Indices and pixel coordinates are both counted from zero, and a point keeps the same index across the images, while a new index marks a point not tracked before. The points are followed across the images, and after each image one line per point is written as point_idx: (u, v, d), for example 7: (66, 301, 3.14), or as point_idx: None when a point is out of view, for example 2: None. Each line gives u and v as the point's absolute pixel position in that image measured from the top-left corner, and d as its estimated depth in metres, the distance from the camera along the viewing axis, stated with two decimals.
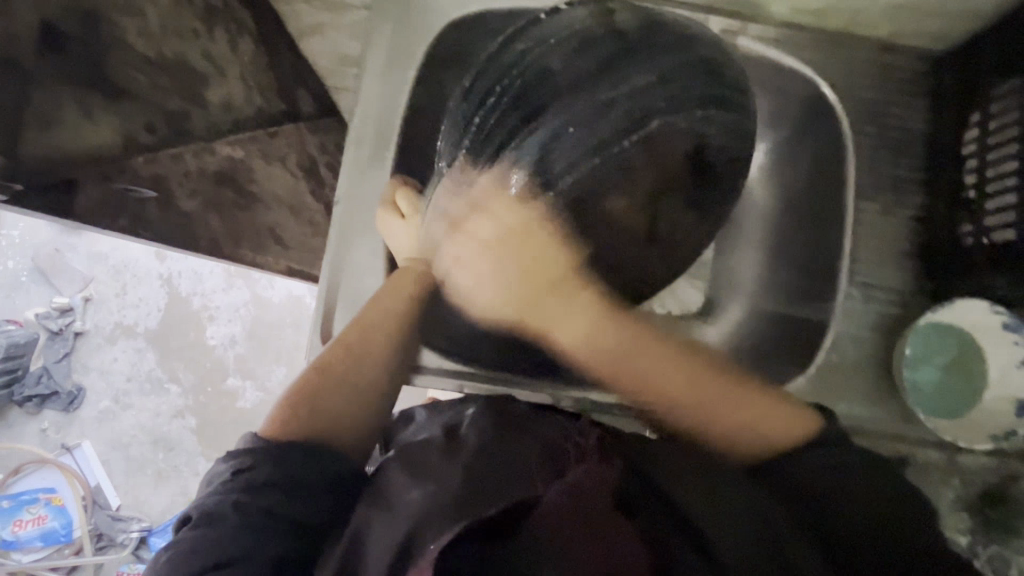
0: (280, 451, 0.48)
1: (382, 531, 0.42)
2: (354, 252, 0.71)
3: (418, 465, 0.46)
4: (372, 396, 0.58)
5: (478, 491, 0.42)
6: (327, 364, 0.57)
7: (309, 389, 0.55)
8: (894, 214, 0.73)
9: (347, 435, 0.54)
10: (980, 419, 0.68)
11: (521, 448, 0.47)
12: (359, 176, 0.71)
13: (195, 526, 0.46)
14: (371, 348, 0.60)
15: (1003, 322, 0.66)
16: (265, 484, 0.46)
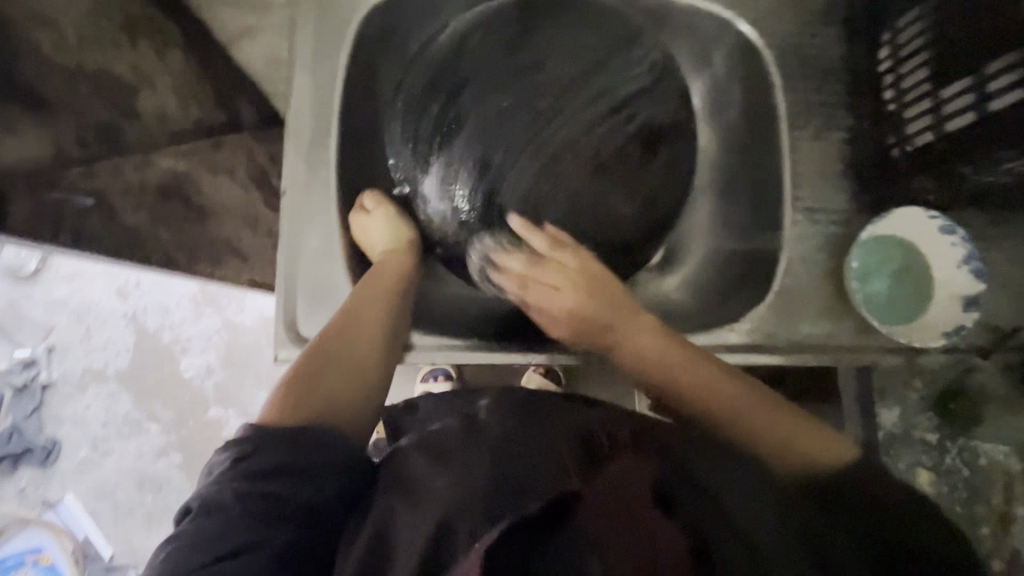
0: (287, 438, 0.46)
1: (409, 521, 0.43)
2: (310, 243, 0.68)
3: (440, 455, 0.48)
4: (362, 377, 0.55)
5: (509, 488, 0.43)
6: (314, 350, 0.55)
7: (298, 373, 0.52)
8: (826, 138, 0.74)
9: (340, 415, 0.51)
10: (940, 318, 0.71)
11: (544, 434, 0.48)
12: (305, 159, 0.68)
13: (196, 518, 0.42)
14: (360, 337, 0.58)
15: (938, 225, 0.70)
16: (273, 469, 0.44)
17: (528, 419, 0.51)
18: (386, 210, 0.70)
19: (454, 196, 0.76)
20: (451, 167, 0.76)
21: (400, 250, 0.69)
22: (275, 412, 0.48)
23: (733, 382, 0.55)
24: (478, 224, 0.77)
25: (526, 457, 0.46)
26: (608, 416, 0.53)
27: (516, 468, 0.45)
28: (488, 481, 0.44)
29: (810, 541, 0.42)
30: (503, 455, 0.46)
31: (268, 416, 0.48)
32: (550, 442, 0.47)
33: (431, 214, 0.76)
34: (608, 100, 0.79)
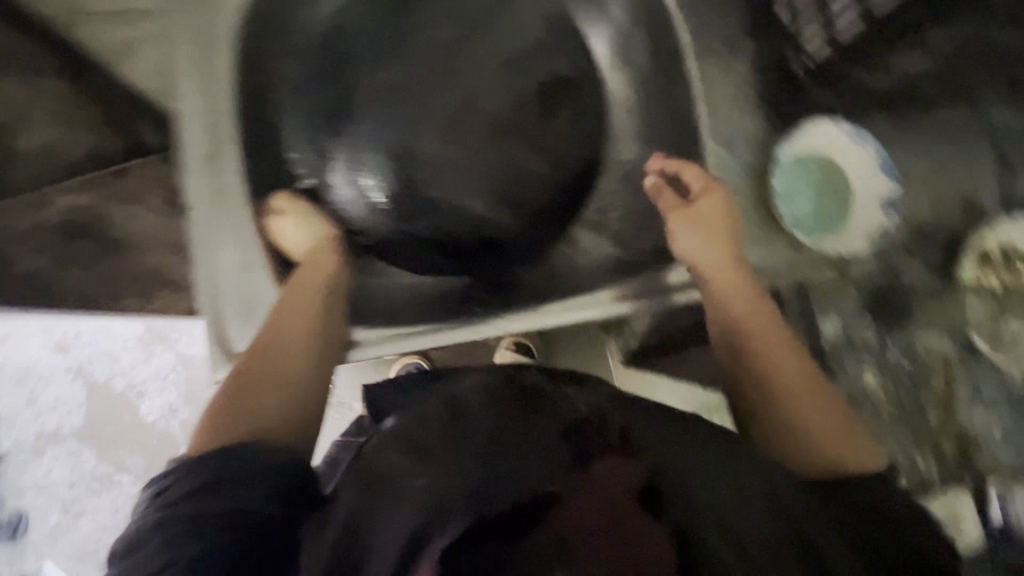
0: (203, 460, 0.43)
1: (389, 525, 0.42)
2: (225, 256, 0.65)
3: (420, 454, 0.47)
4: (298, 390, 0.52)
5: (493, 483, 0.43)
6: (238, 372, 0.53)
7: (225, 398, 0.50)
8: (734, 67, 0.73)
9: (281, 434, 0.48)
10: (861, 222, 0.74)
11: (528, 428, 0.49)
12: (202, 171, 0.64)
13: (118, 559, 0.40)
14: (286, 347, 0.56)
15: (848, 134, 0.73)
16: (193, 492, 0.42)
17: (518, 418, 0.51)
18: (302, 208, 0.68)
19: (362, 182, 0.74)
20: (361, 156, 0.74)
21: (319, 250, 0.67)
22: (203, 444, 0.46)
23: (800, 369, 0.55)
24: (393, 206, 0.76)
25: (515, 454, 0.46)
26: (597, 404, 0.54)
27: (500, 466, 0.45)
28: (475, 479, 0.44)
29: (785, 533, 0.43)
30: (493, 453, 0.47)
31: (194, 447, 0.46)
32: (537, 439, 0.48)
33: (348, 206, 0.75)
34: (501, 54, 0.78)
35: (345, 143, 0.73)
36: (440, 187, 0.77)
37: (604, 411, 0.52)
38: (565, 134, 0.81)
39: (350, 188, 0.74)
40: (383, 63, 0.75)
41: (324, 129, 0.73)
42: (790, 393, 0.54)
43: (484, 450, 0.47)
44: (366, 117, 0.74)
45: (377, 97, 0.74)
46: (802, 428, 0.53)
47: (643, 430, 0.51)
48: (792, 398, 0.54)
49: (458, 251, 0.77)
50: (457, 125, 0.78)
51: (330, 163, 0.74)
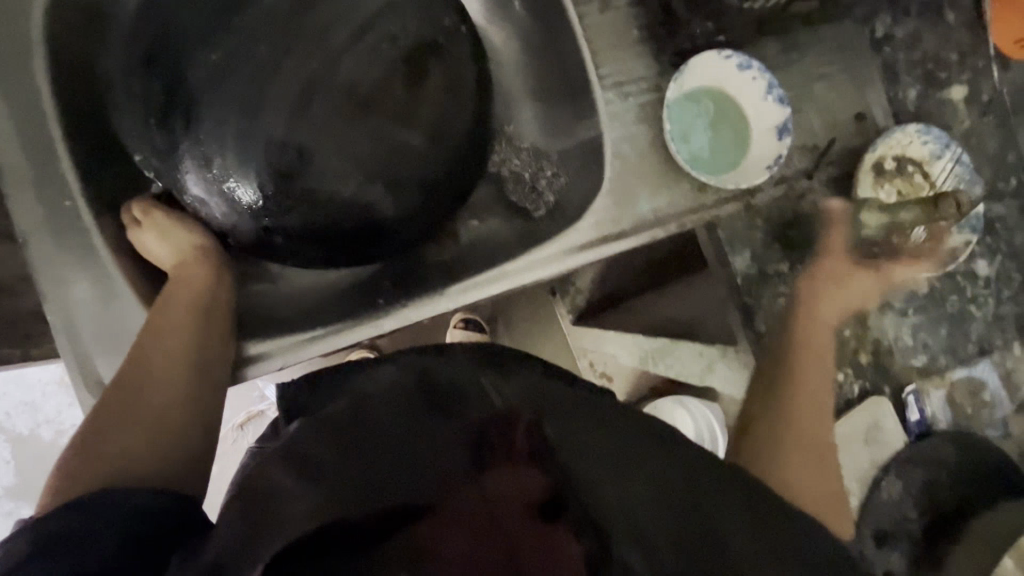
0: (39, 519, 0.40)
1: (259, 549, 0.37)
2: (83, 290, 0.60)
3: (305, 464, 0.44)
4: (166, 424, 0.51)
5: (383, 497, 0.39)
6: (95, 417, 0.50)
7: (84, 441, 0.48)
8: (612, 9, 0.71)
9: (141, 475, 0.46)
10: (755, 155, 0.73)
11: (431, 428, 0.47)
12: (34, 201, 0.60)
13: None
14: (156, 380, 0.53)
15: (731, 63, 0.72)
16: (16, 567, 0.37)
17: (426, 423, 0.48)
18: (167, 215, 0.63)
19: (220, 178, 0.65)
20: (208, 148, 0.64)
21: (191, 263, 0.62)
22: (52, 496, 0.43)
23: (832, 469, 0.59)
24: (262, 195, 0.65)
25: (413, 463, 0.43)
26: (525, 398, 0.51)
27: (392, 477, 0.42)
28: (360, 493, 0.40)
29: (682, 517, 0.45)
30: (390, 463, 0.43)
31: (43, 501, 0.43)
32: (433, 439, 0.45)
33: (213, 212, 0.67)
34: (354, 20, 0.68)
35: (199, 133, 0.64)
36: (306, 166, 0.66)
37: (525, 407, 0.48)
38: (449, 96, 0.72)
39: (207, 184, 0.65)
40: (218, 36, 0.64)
41: (167, 122, 0.65)
42: (812, 441, 0.60)
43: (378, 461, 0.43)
44: (210, 97, 0.64)
45: (211, 80, 0.64)
46: (798, 460, 0.59)
47: (566, 424, 0.49)
48: (806, 439, 0.60)
49: (342, 236, 0.69)
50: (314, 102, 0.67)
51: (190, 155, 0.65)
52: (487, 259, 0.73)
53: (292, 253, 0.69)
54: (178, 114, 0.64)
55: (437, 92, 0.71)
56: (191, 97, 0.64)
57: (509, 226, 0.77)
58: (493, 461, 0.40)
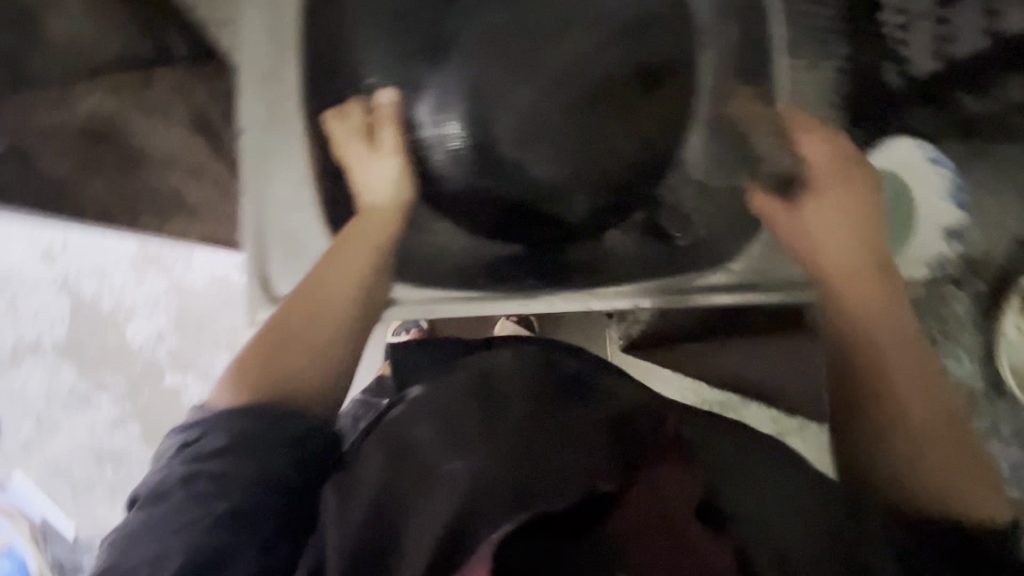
0: (232, 414, 0.44)
1: (424, 512, 0.39)
2: (278, 192, 0.60)
3: (450, 428, 0.44)
4: (327, 349, 0.52)
5: (541, 476, 0.40)
6: (277, 330, 0.52)
7: (263, 346, 0.50)
8: (820, 66, 0.71)
9: (311, 394, 0.49)
10: (925, 248, 0.70)
11: (570, 416, 0.47)
12: (264, 96, 0.60)
13: (137, 505, 0.41)
14: (326, 300, 0.54)
15: (929, 155, 0.70)
16: (222, 450, 0.42)
17: (557, 403, 0.48)
18: (398, 155, 0.61)
19: (444, 123, 0.63)
20: (446, 86, 0.62)
21: (385, 207, 0.60)
22: (236, 392, 0.47)
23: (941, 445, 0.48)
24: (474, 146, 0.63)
25: (559, 441, 0.43)
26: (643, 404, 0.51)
27: (542, 458, 0.41)
28: (515, 470, 0.40)
29: (854, 535, 0.40)
30: (534, 439, 0.43)
31: (229, 395, 0.47)
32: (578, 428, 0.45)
33: (438, 159, 0.65)
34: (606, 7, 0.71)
35: (433, 76, 0.62)
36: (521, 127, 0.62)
37: (639, 413, 0.49)
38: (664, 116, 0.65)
39: (433, 130, 0.63)
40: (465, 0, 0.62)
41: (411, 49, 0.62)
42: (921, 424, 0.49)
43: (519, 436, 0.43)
44: (460, 28, 0.62)
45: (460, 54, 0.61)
46: (917, 451, 0.47)
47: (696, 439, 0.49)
48: (917, 427, 0.48)
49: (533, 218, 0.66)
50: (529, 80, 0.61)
51: (412, 96, 0.63)
52: (626, 274, 0.74)
53: (487, 221, 0.67)
54: (420, 42, 0.62)
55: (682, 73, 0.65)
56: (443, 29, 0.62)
57: (644, 246, 0.76)
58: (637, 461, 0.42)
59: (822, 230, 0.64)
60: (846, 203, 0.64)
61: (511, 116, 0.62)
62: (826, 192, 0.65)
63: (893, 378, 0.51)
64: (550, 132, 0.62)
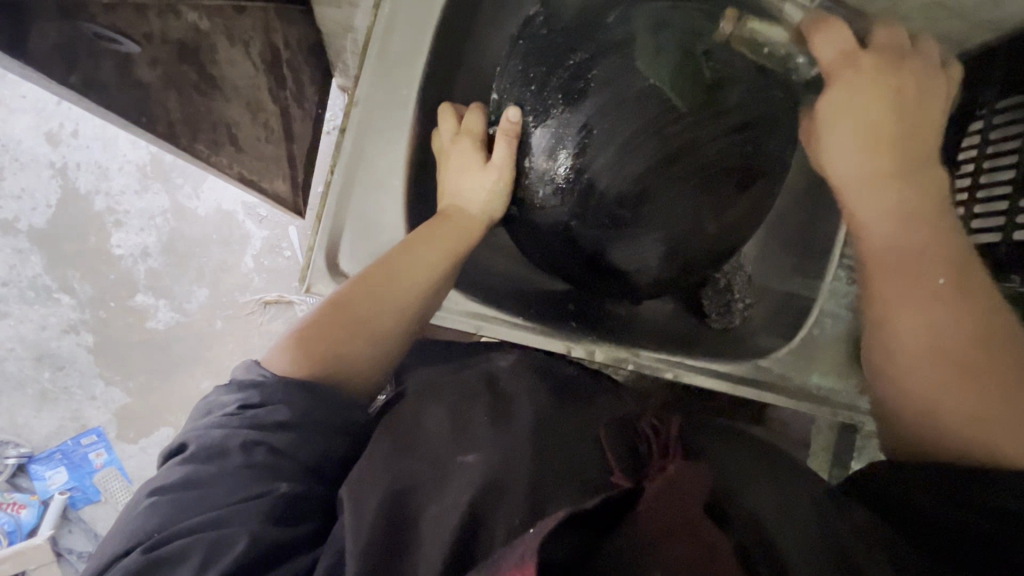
0: (290, 384, 0.43)
1: (440, 504, 0.42)
2: (372, 173, 0.60)
3: (464, 425, 0.47)
4: (385, 342, 0.50)
5: (550, 482, 0.43)
6: (341, 304, 0.50)
7: (328, 326, 0.48)
8: None
9: (358, 378, 0.48)
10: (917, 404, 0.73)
11: (575, 424, 0.50)
12: (387, 78, 0.60)
13: (188, 461, 0.41)
14: (397, 296, 0.52)
15: None
16: (285, 424, 0.42)
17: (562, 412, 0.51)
18: (501, 173, 0.59)
19: (558, 159, 0.56)
20: (571, 121, 0.55)
21: (476, 219, 0.59)
22: (295, 363, 0.46)
23: (989, 368, 0.44)
24: (576, 188, 0.56)
25: (566, 451, 0.46)
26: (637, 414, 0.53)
27: (558, 463, 0.45)
28: (528, 477, 0.43)
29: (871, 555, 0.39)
30: (544, 450, 0.45)
31: (287, 365, 0.46)
32: (583, 439, 0.48)
33: (536, 192, 0.58)
34: None
35: (564, 112, 0.55)
36: (634, 181, 0.54)
37: (639, 419, 0.50)
38: (755, 218, 0.64)
39: (544, 160, 0.57)
40: (617, 46, 0.55)
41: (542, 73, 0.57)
42: (963, 374, 0.45)
43: (535, 444, 0.46)
44: (608, 68, 0.54)
45: (605, 102, 0.54)
46: (965, 398, 0.44)
47: (710, 441, 0.49)
48: (964, 377, 0.45)
49: (603, 279, 0.64)
50: (653, 138, 0.54)
51: (537, 124, 0.56)
52: (653, 340, 0.75)
53: (537, 251, 0.65)
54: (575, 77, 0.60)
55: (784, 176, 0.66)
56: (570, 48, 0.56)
57: (676, 320, 0.79)
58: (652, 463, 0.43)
59: (846, 153, 0.53)
60: (880, 119, 0.52)
61: (627, 179, 0.55)
62: (860, 75, 0.52)
63: (918, 310, 0.48)
64: (658, 210, 0.56)
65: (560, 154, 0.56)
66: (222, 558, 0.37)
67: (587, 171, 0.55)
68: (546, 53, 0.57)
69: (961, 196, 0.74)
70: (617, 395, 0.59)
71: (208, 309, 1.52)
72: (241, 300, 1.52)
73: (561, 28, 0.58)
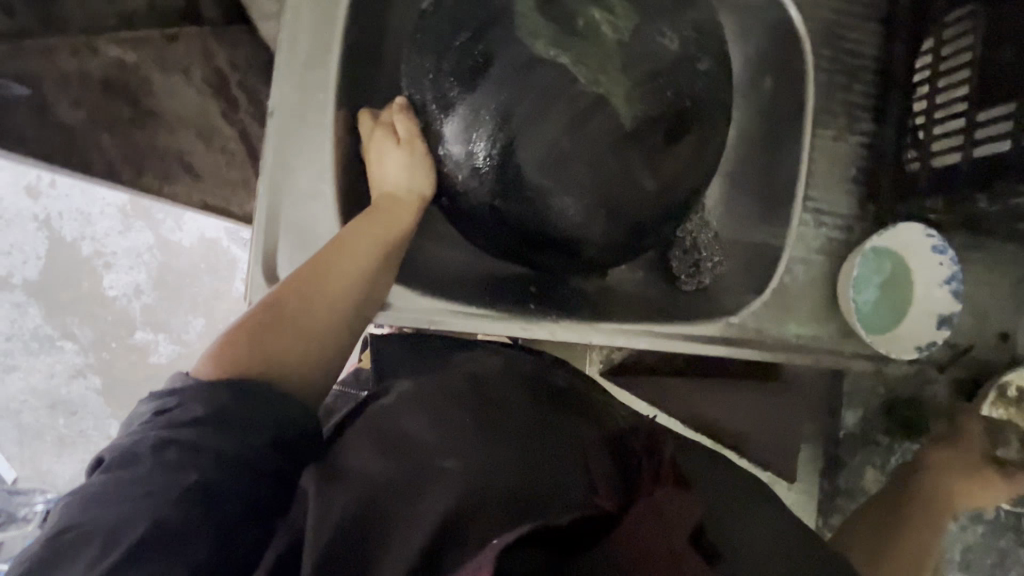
0: (215, 387, 0.44)
1: (413, 505, 0.41)
2: (297, 178, 0.60)
3: (440, 425, 0.48)
4: (322, 336, 0.51)
5: (530, 490, 0.43)
6: (268, 305, 0.50)
7: (256, 327, 0.48)
8: (846, 139, 0.78)
9: (293, 376, 0.48)
10: (912, 335, 0.75)
11: (565, 425, 0.52)
12: (299, 82, 0.59)
13: (102, 470, 0.41)
14: (330, 292, 0.53)
15: (932, 243, 0.74)
16: (199, 420, 0.42)
17: (545, 427, 0.51)
18: (420, 158, 0.59)
19: (473, 142, 0.56)
20: (477, 105, 0.54)
21: (404, 203, 0.60)
22: (224, 367, 0.46)
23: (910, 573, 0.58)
24: (496, 167, 0.55)
25: (546, 457, 0.47)
26: (625, 428, 0.55)
27: (543, 468, 0.45)
28: (510, 482, 0.43)
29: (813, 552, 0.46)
30: (527, 454, 0.46)
31: (216, 369, 0.46)
32: (574, 445, 0.49)
33: (457, 174, 0.58)
34: None
35: (465, 96, 0.55)
36: (551, 156, 0.54)
37: (628, 435, 0.53)
38: (700, 169, 0.62)
39: (460, 146, 0.57)
40: (517, 21, 0.54)
41: (445, 65, 0.56)
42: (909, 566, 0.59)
43: (515, 446, 0.47)
44: (503, 44, 0.54)
45: (500, 80, 0.54)
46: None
47: (697, 465, 0.55)
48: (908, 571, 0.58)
49: (546, 254, 0.63)
50: (557, 106, 0.53)
51: (444, 115, 0.57)
52: (623, 311, 0.73)
53: (482, 237, 0.64)
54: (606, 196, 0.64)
55: (726, 122, 0.63)
56: (482, 24, 0.55)
57: (648, 286, 0.75)
58: (639, 487, 0.43)
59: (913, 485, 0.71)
60: None
61: (545, 148, 0.54)
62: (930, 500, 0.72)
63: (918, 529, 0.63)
64: (589, 179, 0.55)
65: (475, 134, 0.55)
66: (117, 548, 0.37)
67: (504, 147, 0.54)
68: (452, 36, 0.56)
69: (920, 119, 0.73)
70: (594, 399, 0.61)
71: (206, 337, 1.54)
72: None
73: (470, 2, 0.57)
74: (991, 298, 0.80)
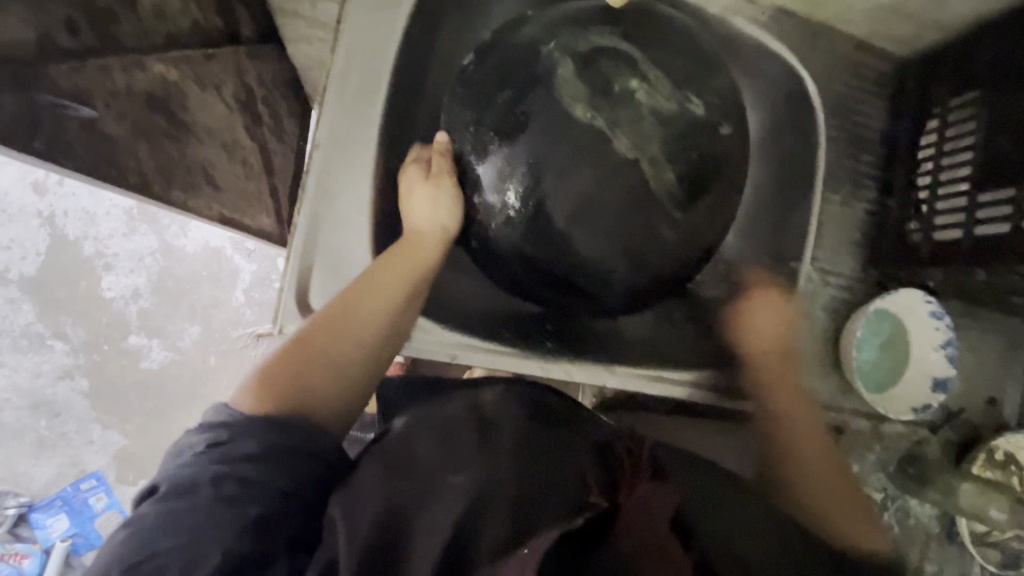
0: (263, 422, 0.45)
1: (431, 512, 0.42)
2: (335, 211, 0.62)
3: (444, 440, 0.46)
4: (351, 369, 0.52)
5: (534, 495, 0.43)
6: (300, 339, 0.52)
7: (288, 358, 0.50)
8: (852, 205, 0.82)
9: (324, 411, 0.50)
10: (906, 397, 0.78)
11: (564, 437, 0.50)
12: (344, 120, 0.62)
13: (160, 500, 0.41)
14: (359, 323, 0.54)
15: (929, 309, 0.77)
16: (253, 456, 0.43)
17: (545, 437, 0.49)
18: (453, 198, 0.62)
19: (507, 191, 0.58)
20: (515, 157, 0.57)
21: (431, 236, 0.61)
22: (258, 400, 0.47)
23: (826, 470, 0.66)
24: (528, 217, 0.58)
25: (549, 464, 0.46)
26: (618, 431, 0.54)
27: (544, 476, 0.45)
28: (515, 489, 0.43)
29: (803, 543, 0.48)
30: (528, 464, 0.45)
31: (251, 404, 0.47)
32: (571, 454, 0.48)
33: (488, 219, 0.61)
34: None
35: (503, 147, 0.57)
36: (579, 210, 0.57)
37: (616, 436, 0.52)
38: (718, 226, 0.65)
39: (497, 195, 0.59)
40: (561, 79, 0.57)
41: (489, 115, 0.59)
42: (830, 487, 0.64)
43: (517, 456, 0.46)
44: (545, 100, 0.57)
45: (541, 135, 0.56)
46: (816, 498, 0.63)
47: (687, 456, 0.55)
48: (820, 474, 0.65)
49: (569, 299, 0.65)
50: (591, 163, 0.56)
51: (482, 163, 0.59)
52: (633, 354, 0.75)
53: (503, 277, 0.66)
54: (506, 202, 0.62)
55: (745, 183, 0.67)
56: (528, 79, 0.58)
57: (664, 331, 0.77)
58: (621, 480, 0.45)
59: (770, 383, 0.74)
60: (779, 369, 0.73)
61: (577, 201, 0.56)
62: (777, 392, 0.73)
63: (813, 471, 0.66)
64: (618, 233, 0.58)
65: (509, 185, 0.58)
66: None
67: (539, 197, 0.57)
68: (498, 87, 0.59)
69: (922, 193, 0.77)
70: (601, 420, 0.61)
71: (201, 346, 1.53)
72: (234, 334, 1.55)
73: (516, 57, 0.60)
74: (980, 363, 0.84)
